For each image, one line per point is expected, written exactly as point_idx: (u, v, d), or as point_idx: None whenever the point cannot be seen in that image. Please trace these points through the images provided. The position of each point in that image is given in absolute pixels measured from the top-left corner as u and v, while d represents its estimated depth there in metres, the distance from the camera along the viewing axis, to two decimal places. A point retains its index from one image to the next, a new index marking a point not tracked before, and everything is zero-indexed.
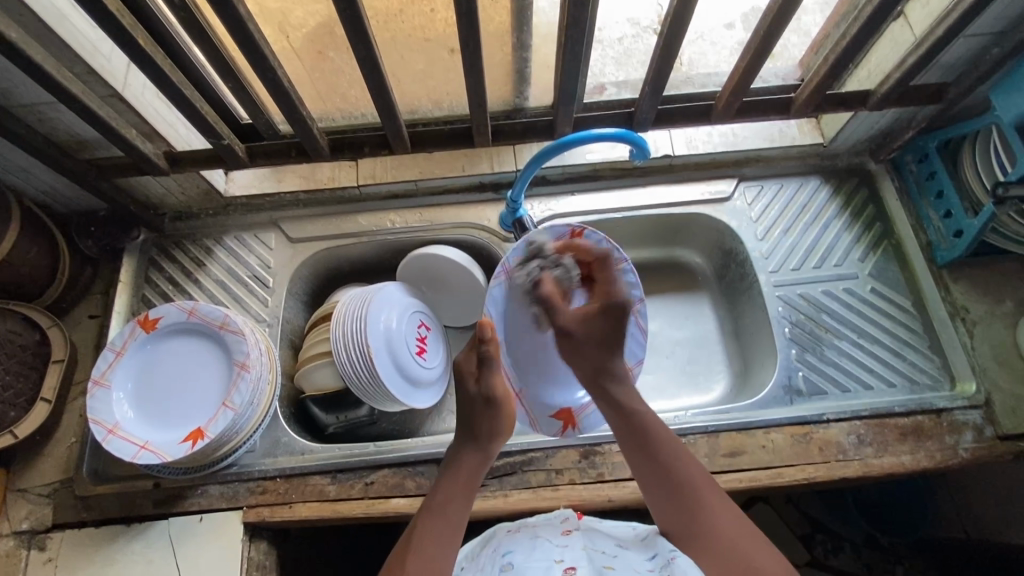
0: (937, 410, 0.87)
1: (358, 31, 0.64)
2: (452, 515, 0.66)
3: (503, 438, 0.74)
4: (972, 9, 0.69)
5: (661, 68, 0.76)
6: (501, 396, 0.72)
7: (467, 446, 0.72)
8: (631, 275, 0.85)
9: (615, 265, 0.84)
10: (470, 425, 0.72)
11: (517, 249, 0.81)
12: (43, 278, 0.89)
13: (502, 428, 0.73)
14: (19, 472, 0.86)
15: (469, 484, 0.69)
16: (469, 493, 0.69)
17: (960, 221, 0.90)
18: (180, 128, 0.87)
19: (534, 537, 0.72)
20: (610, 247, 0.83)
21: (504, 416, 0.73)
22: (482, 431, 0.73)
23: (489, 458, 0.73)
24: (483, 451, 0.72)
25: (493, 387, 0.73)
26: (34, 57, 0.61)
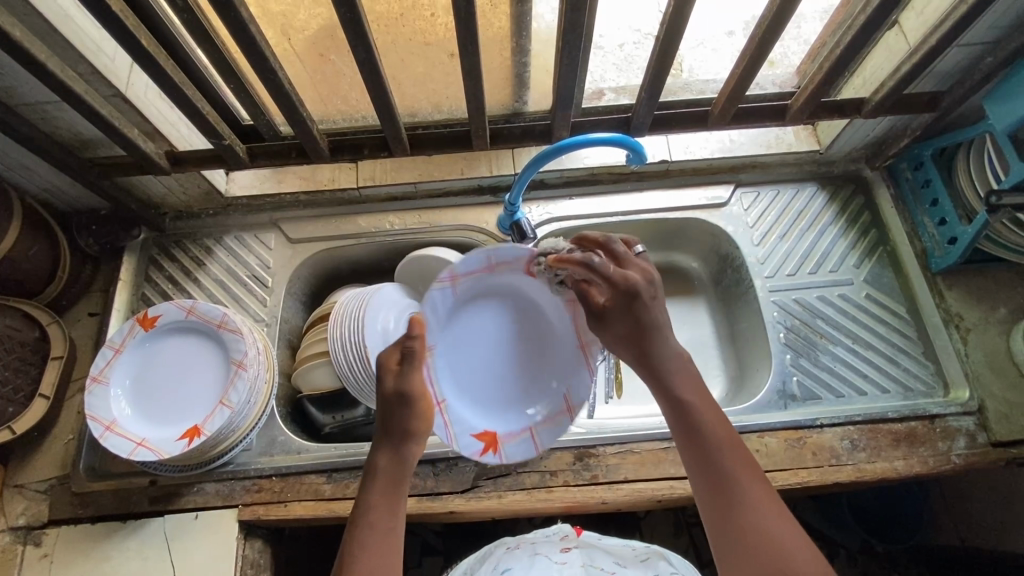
0: (930, 417, 0.87)
1: (358, 34, 0.65)
2: (379, 522, 0.60)
3: (422, 435, 0.66)
4: (965, 17, 0.70)
5: (658, 72, 0.77)
6: (420, 393, 0.66)
7: (383, 446, 0.65)
8: (588, 312, 0.79)
9: (572, 299, 0.79)
10: (384, 425, 0.66)
11: (471, 260, 0.75)
12: (44, 275, 0.89)
13: (417, 425, 0.66)
14: (15, 468, 0.87)
15: (395, 484, 0.63)
16: (398, 491, 0.63)
17: (953, 228, 0.90)
18: (181, 127, 0.87)
19: (533, 553, 0.79)
20: (578, 271, 0.79)
21: (419, 413, 0.66)
22: (396, 428, 0.65)
23: (410, 454, 0.65)
24: (399, 448, 0.65)
25: (411, 383, 0.66)
26: (39, 55, 0.62)
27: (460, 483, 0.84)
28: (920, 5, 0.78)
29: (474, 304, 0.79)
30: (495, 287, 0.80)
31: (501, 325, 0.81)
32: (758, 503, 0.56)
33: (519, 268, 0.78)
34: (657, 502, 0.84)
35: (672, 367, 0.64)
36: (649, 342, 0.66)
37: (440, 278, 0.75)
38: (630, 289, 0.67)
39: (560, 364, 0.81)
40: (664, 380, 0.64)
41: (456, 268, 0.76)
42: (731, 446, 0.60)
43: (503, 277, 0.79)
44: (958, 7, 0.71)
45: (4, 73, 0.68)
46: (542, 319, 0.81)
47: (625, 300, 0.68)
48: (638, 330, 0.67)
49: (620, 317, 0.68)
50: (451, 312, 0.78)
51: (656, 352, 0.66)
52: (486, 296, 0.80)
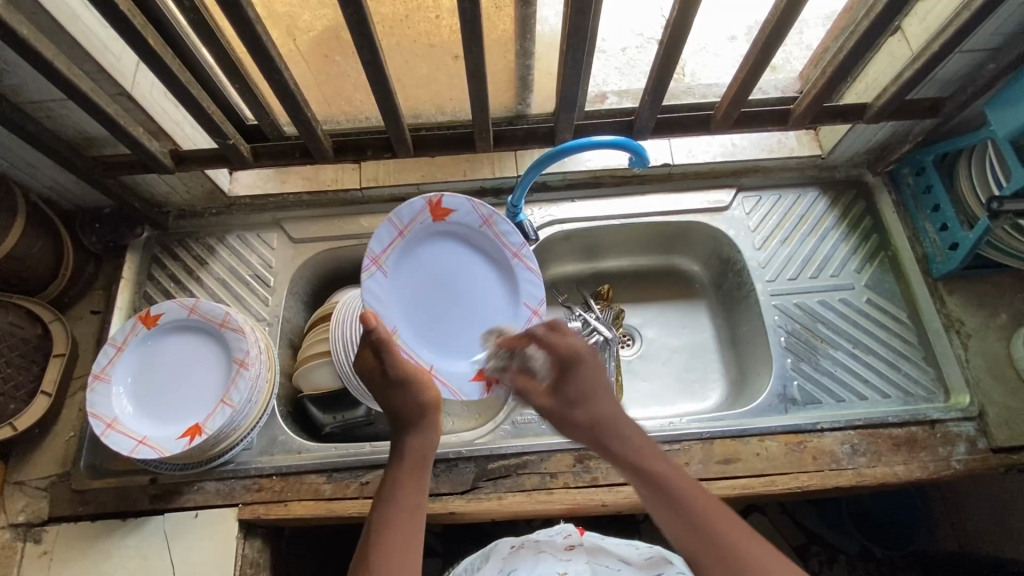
0: (930, 422, 0.87)
1: (363, 35, 0.65)
2: (401, 502, 0.66)
3: (436, 409, 0.72)
4: (968, 24, 0.70)
5: (661, 75, 0.77)
6: (414, 374, 0.71)
7: (405, 429, 0.72)
8: (504, 223, 0.87)
9: (486, 220, 0.87)
10: (394, 406, 0.72)
11: (380, 235, 0.82)
12: (47, 272, 0.90)
13: (429, 398, 0.72)
14: (16, 464, 0.87)
15: (417, 466, 0.69)
16: (421, 472, 0.69)
17: (955, 233, 0.90)
18: (186, 127, 0.88)
19: (537, 553, 0.78)
20: (474, 208, 0.86)
21: (426, 386, 0.72)
22: (406, 412, 0.71)
23: (429, 429, 0.71)
24: (417, 425, 0.71)
25: (401, 368, 0.71)
26: (46, 54, 0.62)
27: (460, 484, 0.85)
28: (923, 11, 0.78)
29: (422, 254, 0.86)
30: (427, 240, 0.86)
31: (468, 274, 0.88)
32: (717, 517, 0.63)
33: (476, 219, 0.87)
34: None
35: (617, 429, 0.70)
36: (598, 407, 0.71)
37: (365, 266, 0.81)
38: (572, 356, 0.73)
39: (527, 288, 0.89)
40: (613, 444, 0.70)
41: (375, 252, 0.81)
42: (682, 477, 0.67)
43: (417, 234, 0.85)
44: (960, 14, 0.71)
45: (11, 70, 0.68)
46: (489, 255, 0.89)
47: (569, 371, 0.73)
48: (583, 399, 0.72)
49: (570, 386, 0.73)
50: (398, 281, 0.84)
51: (607, 419, 0.71)
52: (438, 247, 0.87)
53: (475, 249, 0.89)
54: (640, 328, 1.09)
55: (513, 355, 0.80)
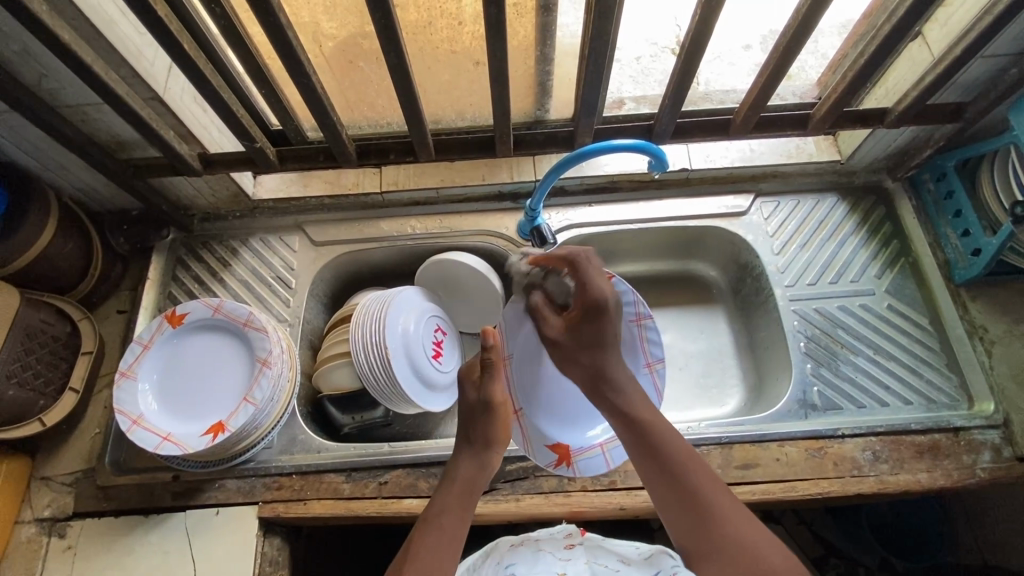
0: (954, 429, 0.86)
1: (390, 39, 0.67)
2: (447, 523, 0.63)
3: (499, 446, 0.72)
4: (990, 29, 0.70)
5: (681, 81, 0.78)
6: (500, 404, 0.71)
7: (463, 455, 0.71)
8: (652, 330, 0.80)
9: (638, 317, 0.80)
10: (469, 432, 0.72)
11: (534, 279, 0.76)
12: (77, 271, 0.92)
13: (497, 436, 0.72)
14: (43, 459, 0.88)
15: (467, 493, 0.67)
16: (468, 501, 0.67)
17: (977, 239, 0.90)
18: (214, 131, 0.90)
19: (537, 551, 0.81)
20: (635, 302, 0.79)
21: (499, 423, 0.72)
22: (477, 436, 0.71)
23: (487, 465, 0.71)
24: (479, 456, 0.71)
25: (492, 394, 0.71)
26: (85, 58, 0.64)
27: None
28: (944, 17, 0.79)
29: None
30: None
31: None
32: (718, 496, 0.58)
33: (630, 314, 0.79)
34: None
35: (620, 380, 0.66)
36: (605, 359, 0.66)
37: (509, 298, 0.76)
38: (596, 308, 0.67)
39: None
40: (610, 396, 0.66)
41: (524, 285, 0.77)
42: (686, 449, 0.61)
43: None
44: (982, 19, 0.71)
45: (50, 74, 0.70)
46: None
47: (591, 314, 0.67)
48: (594, 345, 0.67)
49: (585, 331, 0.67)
50: None
51: (607, 366, 0.66)
52: None
53: None
54: None
55: (550, 275, 0.73)
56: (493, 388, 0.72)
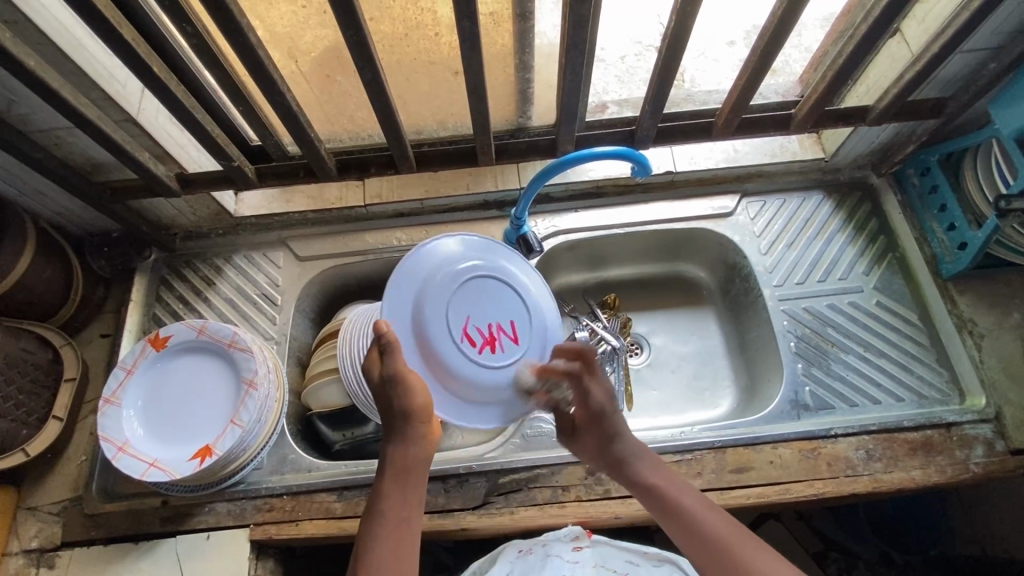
0: (946, 425, 0.86)
1: (363, 55, 0.66)
2: (389, 511, 0.61)
3: (422, 419, 0.67)
4: (967, 25, 0.70)
5: (660, 86, 0.77)
6: (411, 372, 0.67)
7: (392, 436, 0.67)
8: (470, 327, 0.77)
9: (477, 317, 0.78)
10: (383, 407, 0.67)
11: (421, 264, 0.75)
12: (57, 297, 0.91)
13: (418, 405, 0.67)
14: (29, 489, 0.87)
15: (404, 476, 0.64)
16: (409, 481, 0.64)
17: (963, 233, 0.90)
18: (192, 150, 0.89)
19: (546, 554, 0.82)
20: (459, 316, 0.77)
21: (417, 390, 0.67)
22: (398, 412, 0.67)
23: (415, 438, 0.66)
24: (407, 434, 0.66)
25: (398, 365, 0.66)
26: (51, 83, 0.63)
27: (472, 500, 0.84)
28: (921, 13, 0.78)
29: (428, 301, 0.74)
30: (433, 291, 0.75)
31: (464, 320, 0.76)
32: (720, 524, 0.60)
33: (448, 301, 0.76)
34: None
35: (637, 457, 0.70)
36: (622, 445, 0.71)
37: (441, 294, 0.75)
38: (601, 411, 0.73)
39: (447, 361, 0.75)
40: (629, 468, 0.70)
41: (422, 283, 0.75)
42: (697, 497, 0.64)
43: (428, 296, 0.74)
44: (959, 15, 0.71)
45: (18, 100, 0.69)
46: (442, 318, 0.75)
47: (597, 417, 0.73)
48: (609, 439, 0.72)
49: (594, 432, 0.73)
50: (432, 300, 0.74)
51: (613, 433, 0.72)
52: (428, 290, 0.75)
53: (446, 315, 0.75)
54: (647, 336, 1.09)
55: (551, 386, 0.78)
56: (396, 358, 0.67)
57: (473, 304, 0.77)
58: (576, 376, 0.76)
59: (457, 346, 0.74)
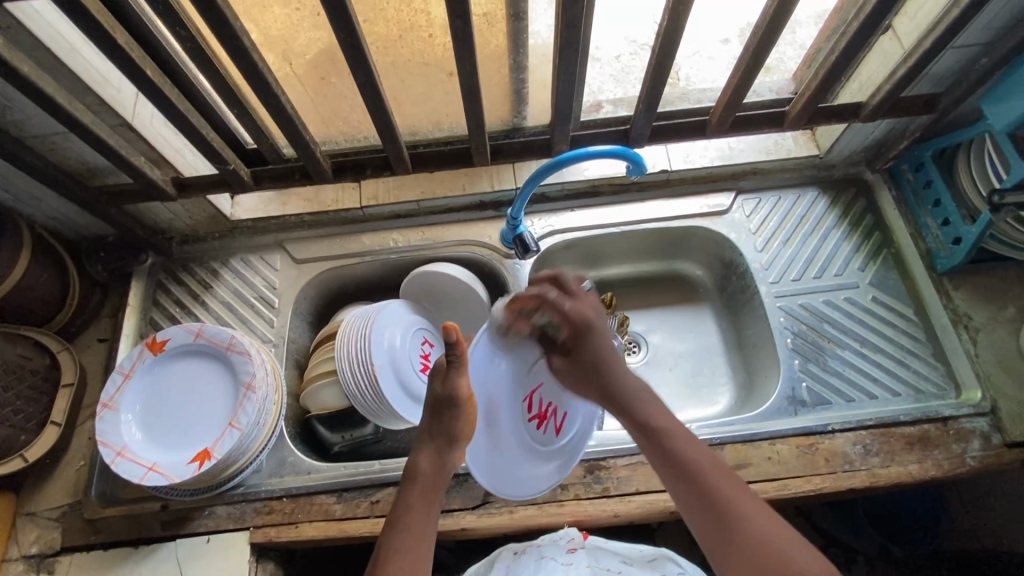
0: (943, 419, 0.86)
1: (358, 57, 0.66)
2: (414, 522, 0.64)
3: (463, 444, 0.70)
4: (958, 20, 0.70)
5: (654, 85, 0.78)
6: (468, 397, 0.68)
7: (426, 448, 0.69)
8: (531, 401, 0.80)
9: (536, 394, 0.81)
10: (430, 427, 0.69)
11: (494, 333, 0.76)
12: (54, 302, 0.91)
13: (463, 432, 0.70)
14: (28, 495, 0.87)
15: (429, 490, 0.67)
16: (434, 495, 0.67)
17: (957, 228, 0.90)
18: (187, 154, 0.89)
19: (539, 558, 0.82)
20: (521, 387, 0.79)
21: (466, 418, 0.69)
22: (445, 433, 0.69)
23: (451, 459, 0.70)
24: (441, 453, 0.69)
25: (458, 387, 0.68)
26: (45, 88, 0.63)
27: (471, 500, 0.84)
28: (913, 10, 0.79)
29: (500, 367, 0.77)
30: (502, 363, 0.77)
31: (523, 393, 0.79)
32: (717, 479, 0.63)
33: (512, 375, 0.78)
34: (669, 513, 0.83)
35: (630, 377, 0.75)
36: (612, 372, 0.76)
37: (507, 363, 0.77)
38: (585, 324, 0.79)
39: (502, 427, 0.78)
40: (622, 397, 0.74)
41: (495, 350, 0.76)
42: (696, 446, 0.67)
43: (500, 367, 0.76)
44: (950, 10, 0.71)
45: (12, 105, 0.69)
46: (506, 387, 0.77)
47: (584, 337, 0.79)
48: (597, 362, 0.77)
49: (581, 347, 0.78)
50: (501, 368, 0.76)
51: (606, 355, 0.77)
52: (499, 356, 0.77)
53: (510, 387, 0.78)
54: (645, 334, 1.09)
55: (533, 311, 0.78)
56: (460, 379, 0.69)
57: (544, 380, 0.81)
58: (545, 296, 0.80)
59: (515, 419, 0.78)
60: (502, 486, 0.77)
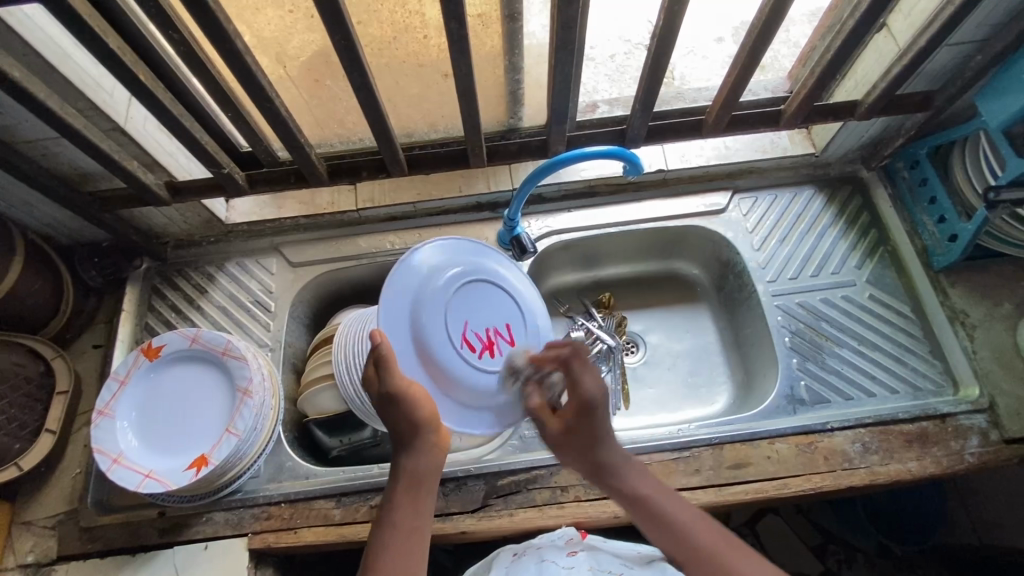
0: (941, 416, 0.86)
1: (352, 59, 0.66)
2: (401, 521, 0.62)
3: (432, 428, 0.67)
4: (952, 18, 0.70)
5: (650, 85, 0.77)
6: (407, 387, 0.66)
7: (402, 446, 0.67)
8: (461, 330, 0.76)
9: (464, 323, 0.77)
10: (390, 425, 0.67)
11: (399, 281, 0.73)
12: (48, 308, 0.90)
13: (423, 416, 0.67)
14: (24, 504, 0.86)
15: (415, 487, 0.65)
16: (419, 493, 0.65)
17: (953, 225, 0.90)
18: (181, 158, 0.88)
19: (539, 560, 0.76)
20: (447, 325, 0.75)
21: (421, 402, 0.67)
22: (402, 427, 0.66)
23: (427, 448, 0.67)
24: (417, 447, 0.66)
25: (395, 380, 0.66)
26: (37, 93, 0.62)
27: (471, 503, 0.84)
28: (907, 8, 0.79)
29: (415, 315, 0.72)
30: (415, 302, 0.73)
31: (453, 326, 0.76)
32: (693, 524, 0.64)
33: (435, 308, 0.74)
34: None
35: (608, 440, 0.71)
36: (600, 448, 0.70)
37: (416, 305, 0.73)
38: (589, 401, 0.71)
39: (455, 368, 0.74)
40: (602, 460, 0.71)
41: (401, 298, 0.72)
42: (669, 496, 0.67)
43: (416, 310, 0.73)
44: (945, 8, 0.71)
45: (4, 111, 0.68)
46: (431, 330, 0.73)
47: (583, 412, 0.71)
48: (591, 438, 0.71)
49: (581, 427, 0.71)
50: (411, 314, 0.72)
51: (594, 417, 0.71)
52: (408, 299, 0.73)
53: (434, 328, 0.73)
54: (643, 334, 1.09)
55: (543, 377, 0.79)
56: (394, 374, 0.66)
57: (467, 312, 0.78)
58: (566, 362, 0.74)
59: (459, 351, 0.75)
60: (498, 420, 0.78)
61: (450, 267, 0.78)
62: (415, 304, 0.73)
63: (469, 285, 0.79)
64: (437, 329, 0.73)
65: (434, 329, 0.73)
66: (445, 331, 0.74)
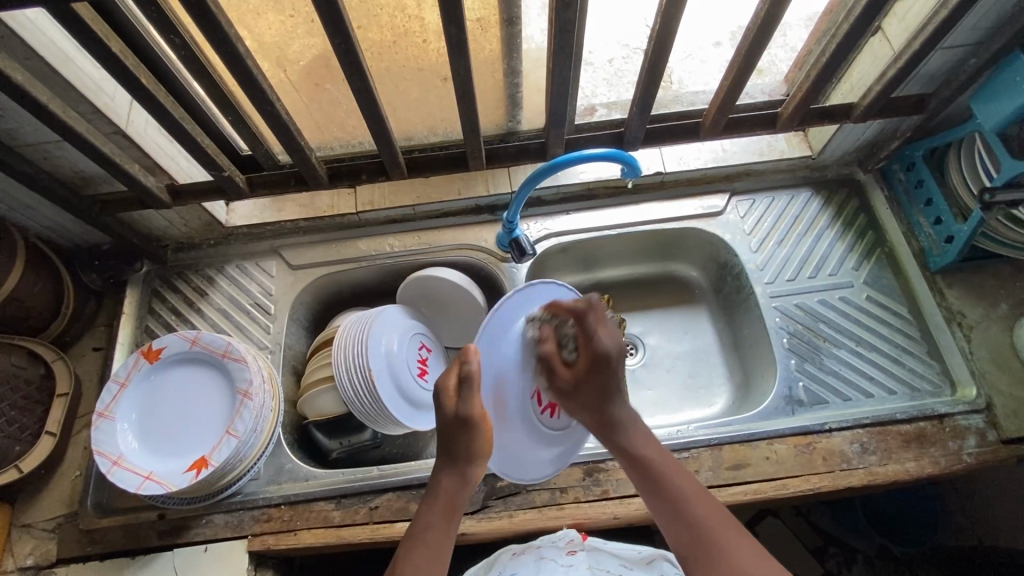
0: (939, 417, 0.87)
1: (352, 63, 0.67)
2: (433, 538, 0.63)
3: (483, 460, 0.68)
4: (946, 21, 0.71)
5: (647, 89, 0.78)
6: (481, 417, 0.68)
7: (446, 469, 0.68)
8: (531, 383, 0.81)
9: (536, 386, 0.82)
10: (449, 448, 0.68)
11: (507, 307, 0.81)
12: (48, 311, 0.90)
13: (481, 448, 0.68)
14: (23, 507, 0.86)
15: (451, 510, 0.66)
16: (453, 515, 0.66)
17: (949, 227, 0.91)
18: (182, 161, 0.89)
19: (540, 559, 0.78)
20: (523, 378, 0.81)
21: (481, 436, 0.68)
22: (454, 452, 0.68)
23: (470, 479, 0.68)
24: (462, 472, 0.68)
25: (473, 408, 0.68)
26: (39, 96, 0.63)
27: (470, 504, 0.84)
28: (902, 12, 0.80)
29: (492, 354, 0.79)
30: (500, 341, 0.80)
31: (519, 377, 0.81)
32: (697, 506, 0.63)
33: (516, 353, 0.81)
34: None
35: (623, 399, 0.72)
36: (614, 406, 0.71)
37: (507, 334, 0.81)
38: (605, 353, 0.72)
39: (512, 413, 0.80)
40: (620, 424, 0.71)
41: (488, 327, 0.79)
42: (680, 474, 0.67)
43: (498, 351, 0.80)
44: (939, 11, 0.72)
45: (6, 114, 0.69)
46: (505, 373, 0.80)
47: (597, 363, 0.73)
48: (602, 391, 0.72)
49: (592, 378, 0.73)
50: (491, 351, 0.79)
51: (614, 385, 0.72)
52: (496, 333, 0.80)
53: (506, 369, 0.80)
54: (642, 336, 1.09)
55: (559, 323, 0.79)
56: (472, 401, 0.68)
57: (543, 375, 0.82)
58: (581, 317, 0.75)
59: (525, 404, 0.81)
60: (524, 475, 0.82)
61: (543, 327, 0.83)
62: (496, 346, 0.79)
63: (555, 345, 0.83)
64: (509, 369, 0.80)
65: (503, 373, 0.79)
66: (512, 382, 0.80)
